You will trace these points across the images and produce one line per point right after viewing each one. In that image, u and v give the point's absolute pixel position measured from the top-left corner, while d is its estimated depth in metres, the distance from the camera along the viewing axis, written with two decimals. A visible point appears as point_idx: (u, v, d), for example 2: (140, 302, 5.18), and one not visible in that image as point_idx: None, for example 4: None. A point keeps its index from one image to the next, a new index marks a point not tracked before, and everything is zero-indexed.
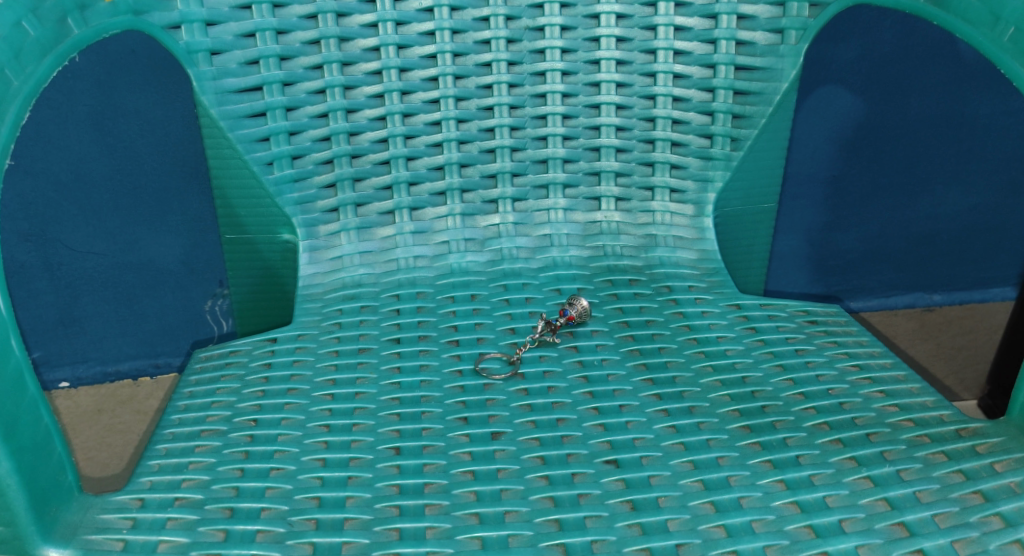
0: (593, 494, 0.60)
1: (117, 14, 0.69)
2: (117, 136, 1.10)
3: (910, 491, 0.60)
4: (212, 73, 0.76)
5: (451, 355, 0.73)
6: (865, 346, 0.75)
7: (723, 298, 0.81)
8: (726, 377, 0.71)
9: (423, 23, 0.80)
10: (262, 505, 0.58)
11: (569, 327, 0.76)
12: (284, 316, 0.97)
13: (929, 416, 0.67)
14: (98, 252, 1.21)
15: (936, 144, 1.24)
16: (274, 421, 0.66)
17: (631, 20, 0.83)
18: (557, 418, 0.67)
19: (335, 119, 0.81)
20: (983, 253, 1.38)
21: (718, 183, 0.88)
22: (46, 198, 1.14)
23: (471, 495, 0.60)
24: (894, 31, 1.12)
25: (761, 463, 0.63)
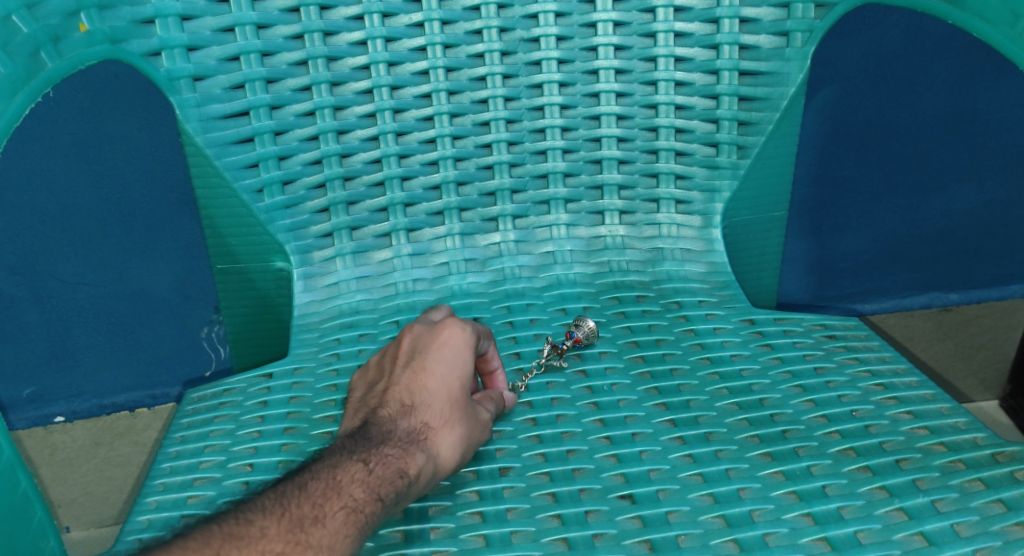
0: (608, 534, 0.58)
1: (93, 44, 0.66)
2: (104, 164, 1.04)
3: (948, 524, 0.57)
4: (197, 99, 0.73)
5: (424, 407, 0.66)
6: (888, 363, 0.72)
7: (736, 313, 0.78)
8: (743, 400, 0.68)
9: (413, 39, 0.77)
10: None
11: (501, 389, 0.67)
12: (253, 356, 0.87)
13: (961, 439, 0.63)
14: (90, 282, 1.15)
15: (947, 140, 1.16)
16: (270, 465, 0.63)
17: (629, 28, 0.79)
18: (568, 449, 0.64)
19: (326, 141, 0.78)
20: (1002, 248, 1.28)
21: (726, 193, 0.85)
22: (32, 230, 1.08)
23: (480, 539, 0.58)
24: (901, 27, 1.04)
25: (785, 495, 0.60)
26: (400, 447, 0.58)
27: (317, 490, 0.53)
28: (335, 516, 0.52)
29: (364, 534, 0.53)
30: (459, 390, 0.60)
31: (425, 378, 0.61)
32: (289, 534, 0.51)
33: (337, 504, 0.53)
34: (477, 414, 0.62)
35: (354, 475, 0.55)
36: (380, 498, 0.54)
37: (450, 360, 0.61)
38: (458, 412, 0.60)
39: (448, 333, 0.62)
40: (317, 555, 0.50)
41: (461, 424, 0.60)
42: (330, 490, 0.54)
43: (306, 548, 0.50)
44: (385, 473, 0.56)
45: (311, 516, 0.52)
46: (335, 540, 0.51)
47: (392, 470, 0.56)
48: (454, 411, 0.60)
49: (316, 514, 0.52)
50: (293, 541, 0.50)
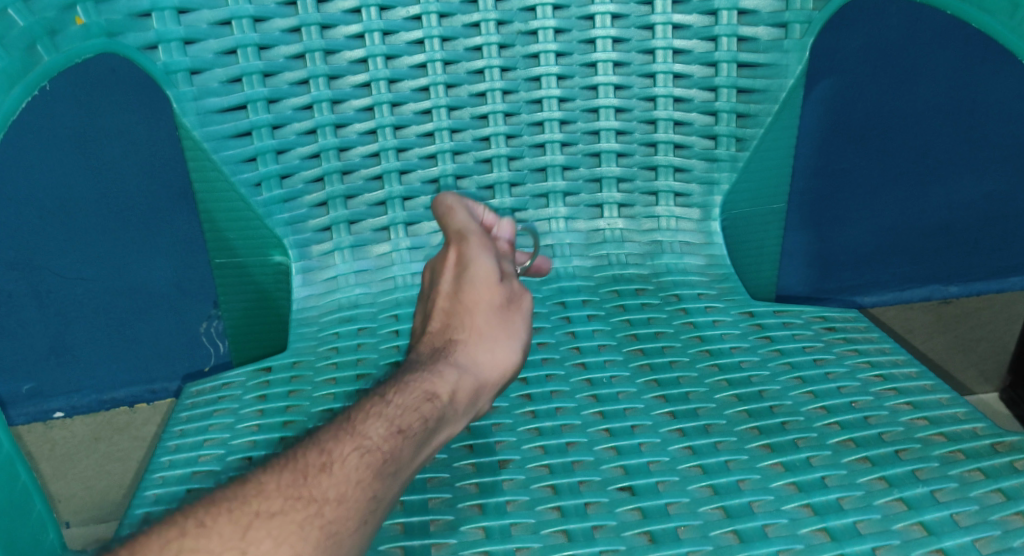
0: (608, 526, 0.58)
1: (90, 37, 0.66)
2: (102, 158, 1.04)
3: (947, 514, 0.57)
4: (194, 93, 0.73)
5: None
6: (887, 354, 0.72)
7: (735, 306, 0.78)
8: (742, 391, 0.68)
9: (411, 32, 0.77)
10: None
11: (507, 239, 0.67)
12: (256, 351, 0.87)
13: (961, 429, 0.63)
14: (90, 278, 1.15)
15: (947, 132, 1.15)
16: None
17: (627, 20, 0.79)
18: (567, 442, 0.64)
19: (323, 135, 0.78)
20: (1001, 241, 1.28)
21: (724, 185, 0.85)
22: (30, 226, 1.08)
23: (479, 531, 0.58)
24: (901, 17, 1.03)
25: (785, 486, 0.60)
26: (421, 375, 0.57)
27: (325, 439, 0.52)
28: (347, 462, 0.50)
29: (384, 470, 0.51)
30: (480, 300, 0.61)
31: (442, 301, 0.62)
32: (291, 487, 0.49)
33: (349, 446, 0.51)
34: (505, 318, 0.62)
35: (369, 415, 0.53)
36: (399, 432, 0.53)
37: (459, 278, 0.62)
38: (484, 321, 0.61)
39: (460, 234, 0.64)
40: (323, 503, 0.48)
41: (489, 331, 0.61)
42: (342, 433, 0.52)
43: (309, 502, 0.48)
44: (403, 405, 0.54)
45: (318, 465, 0.50)
46: (343, 487, 0.49)
47: (412, 400, 0.55)
48: (477, 321, 0.61)
49: (326, 460, 0.50)
50: (296, 494, 0.48)
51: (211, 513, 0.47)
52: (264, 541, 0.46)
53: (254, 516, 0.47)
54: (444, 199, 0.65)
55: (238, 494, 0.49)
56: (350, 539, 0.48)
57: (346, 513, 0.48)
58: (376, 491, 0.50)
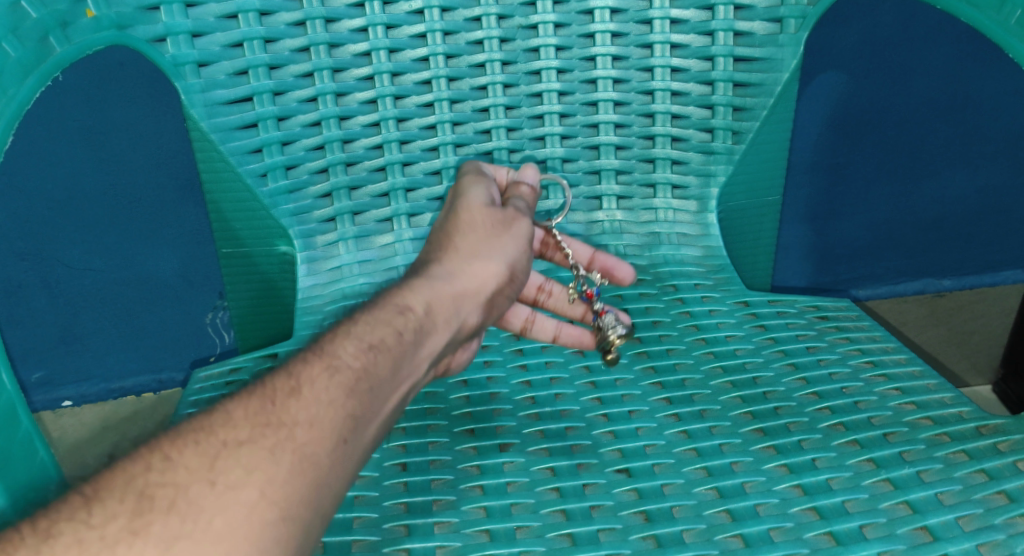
0: (605, 506, 0.60)
1: (101, 29, 0.68)
2: (110, 150, 1.05)
3: (932, 494, 0.59)
4: (201, 85, 0.75)
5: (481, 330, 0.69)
6: (878, 342, 0.74)
7: (731, 296, 0.80)
8: (737, 378, 0.70)
9: (413, 26, 0.78)
10: None
11: (532, 188, 0.73)
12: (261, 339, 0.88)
13: (947, 413, 0.65)
14: (97, 269, 1.16)
15: (941, 127, 1.17)
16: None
17: (625, 14, 0.80)
18: (566, 426, 0.66)
19: (328, 127, 0.80)
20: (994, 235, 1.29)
21: (721, 177, 0.86)
22: (40, 216, 1.09)
23: (480, 511, 0.59)
24: (894, 14, 1.05)
25: (777, 467, 0.62)
26: (401, 292, 0.58)
27: (293, 366, 0.51)
28: (316, 385, 0.49)
29: (359, 389, 0.50)
30: (469, 219, 0.65)
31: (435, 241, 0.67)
32: (259, 415, 0.47)
33: (318, 367, 0.51)
34: (494, 237, 0.64)
35: (338, 339, 0.53)
36: (375, 349, 0.53)
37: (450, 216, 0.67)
38: (466, 241, 0.64)
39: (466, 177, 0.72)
40: (293, 427, 0.47)
41: (472, 248, 0.63)
42: (309, 357, 0.51)
43: (279, 426, 0.47)
44: (379, 323, 0.55)
45: (287, 389, 0.49)
46: (313, 410, 0.48)
47: (388, 316, 0.55)
48: (458, 241, 0.64)
49: (295, 385, 0.49)
50: (264, 420, 0.47)
51: (176, 447, 0.46)
52: (234, 470, 0.44)
53: (222, 446, 0.46)
54: (464, 164, 0.74)
55: (203, 426, 0.47)
56: (329, 461, 0.47)
57: (322, 436, 0.47)
58: (353, 411, 0.49)
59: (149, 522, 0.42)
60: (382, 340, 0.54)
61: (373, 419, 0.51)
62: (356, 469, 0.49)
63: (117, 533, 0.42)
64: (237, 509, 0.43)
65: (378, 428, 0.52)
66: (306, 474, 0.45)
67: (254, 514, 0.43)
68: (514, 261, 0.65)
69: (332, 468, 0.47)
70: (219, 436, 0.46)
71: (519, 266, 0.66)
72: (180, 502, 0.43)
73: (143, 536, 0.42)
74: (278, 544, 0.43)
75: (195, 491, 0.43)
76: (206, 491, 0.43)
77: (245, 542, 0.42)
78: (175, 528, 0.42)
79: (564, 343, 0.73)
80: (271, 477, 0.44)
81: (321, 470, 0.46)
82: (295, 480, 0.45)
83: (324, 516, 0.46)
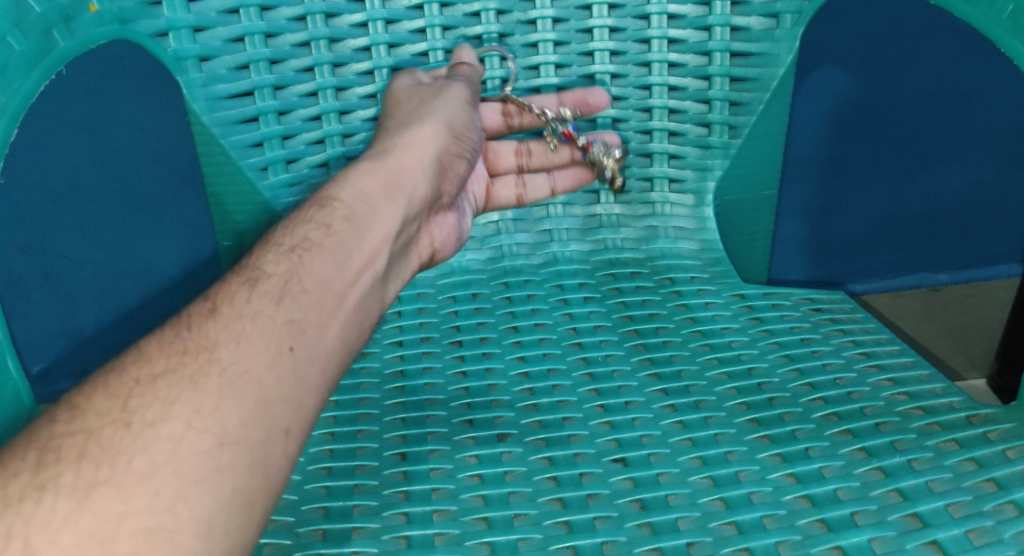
0: (601, 495, 0.60)
1: (104, 23, 0.68)
2: (110, 143, 1.03)
3: (923, 481, 0.60)
4: (203, 79, 0.75)
5: (467, 222, 0.82)
6: (871, 334, 0.75)
7: (727, 289, 0.81)
8: (732, 369, 0.71)
9: (413, 20, 0.79)
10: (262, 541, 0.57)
11: (477, 63, 0.78)
12: None
13: (938, 403, 0.66)
14: (97, 262, 1.14)
15: (937, 122, 1.12)
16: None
17: (624, 10, 0.81)
18: (563, 417, 0.67)
19: (328, 121, 0.81)
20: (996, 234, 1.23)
21: (717, 172, 0.87)
22: (41, 209, 1.07)
23: (478, 499, 0.60)
24: (888, 8, 1.03)
25: (770, 457, 0.63)
26: (328, 190, 0.66)
27: (210, 293, 0.57)
28: (233, 304, 0.56)
29: (286, 289, 0.57)
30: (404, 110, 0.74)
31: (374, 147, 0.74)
32: (175, 347, 0.53)
33: (239, 284, 0.57)
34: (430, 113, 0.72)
35: (260, 254, 0.60)
36: (300, 247, 0.60)
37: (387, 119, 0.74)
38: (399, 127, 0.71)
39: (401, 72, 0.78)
40: (212, 350, 0.53)
41: (407, 130, 0.71)
42: (231, 278, 0.58)
43: (199, 351, 0.52)
44: (306, 223, 0.62)
45: (206, 312, 0.56)
46: (232, 327, 0.54)
47: (315, 216, 0.63)
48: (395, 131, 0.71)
49: (211, 307, 0.56)
50: (181, 348, 0.53)
51: (84, 396, 0.50)
52: (154, 404, 0.49)
53: (135, 384, 0.51)
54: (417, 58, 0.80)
55: (117, 367, 0.52)
56: (269, 366, 0.53)
57: (251, 348, 0.53)
58: (291, 314, 0.56)
59: (58, 473, 0.46)
60: (308, 238, 0.61)
61: (318, 312, 0.57)
62: (311, 370, 0.55)
63: (23, 491, 0.45)
64: (159, 443, 0.48)
65: (335, 320, 0.58)
66: (235, 393, 0.51)
67: (179, 445, 0.48)
68: (449, 118, 0.72)
69: (273, 368, 0.53)
70: (132, 373, 0.51)
71: (460, 121, 0.73)
72: (92, 447, 0.47)
73: (52, 487, 0.45)
74: (213, 466, 0.48)
75: (109, 432, 0.48)
76: (122, 432, 0.48)
77: (173, 473, 0.47)
78: (89, 473, 0.46)
79: (564, 188, 0.87)
80: (196, 403, 0.50)
81: (257, 383, 0.52)
82: (224, 401, 0.50)
83: (265, 421, 0.51)
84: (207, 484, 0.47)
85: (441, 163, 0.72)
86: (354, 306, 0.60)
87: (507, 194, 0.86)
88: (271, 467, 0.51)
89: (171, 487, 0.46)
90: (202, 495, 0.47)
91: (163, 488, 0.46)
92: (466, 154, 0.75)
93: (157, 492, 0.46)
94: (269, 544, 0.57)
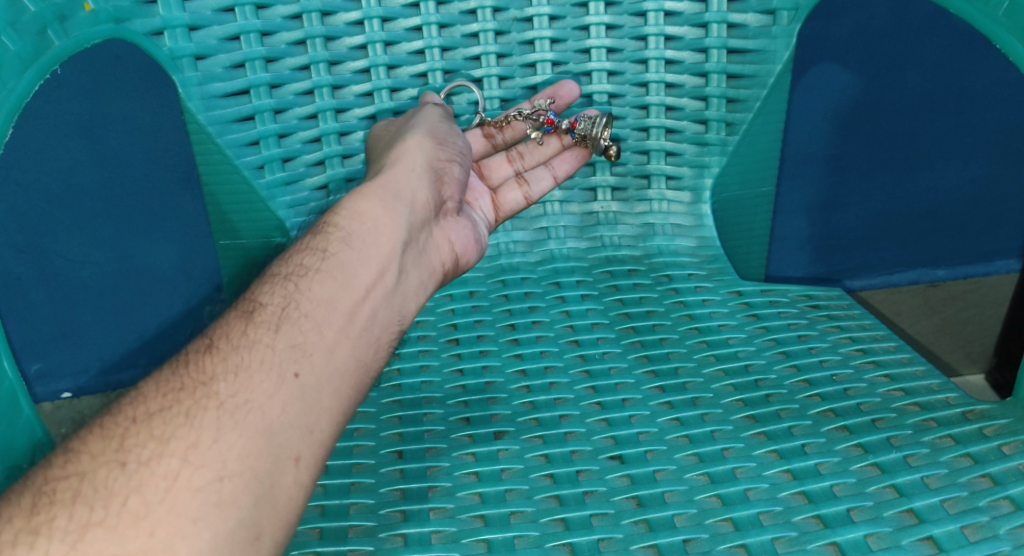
0: (598, 492, 0.61)
1: (99, 23, 0.68)
2: (107, 144, 1.01)
3: (918, 477, 0.60)
4: (198, 78, 0.75)
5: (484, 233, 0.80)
6: (868, 330, 0.75)
7: (724, 286, 0.81)
8: (729, 366, 0.71)
9: (409, 18, 0.79)
10: None
11: (446, 104, 0.80)
12: None
13: (934, 399, 0.66)
14: (95, 262, 1.12)
15: (936, 119, 1.12)
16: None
17: (620, 6, 0.81)
18: (560, 414, 0.67)
19: (325, 120, 0.81)
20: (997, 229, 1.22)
21: (714, 169, 0.87)
22: (38, 210, 1.05)
23: (475, 497, 0.60)
24: (887, 5, 1.02)
25: (767, 453, 0.63)
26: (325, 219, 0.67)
27: (211, 331, 0.58)
28: (231, 339, 0.56)
29: (285, 316, 0.58)
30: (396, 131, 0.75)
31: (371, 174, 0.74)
32: (171, 385, 0.53)
33: (239, 319, 0.58)
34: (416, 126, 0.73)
35: (260, 288, 0.61)
36: (296, 274, 0.61)
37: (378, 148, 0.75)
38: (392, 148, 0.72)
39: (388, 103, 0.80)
40: (210, 385, 0.53)
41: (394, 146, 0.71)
42: (232, 314, 0.59)
43: (195, 385, 0.53)
44: (304, 253, 0.63)
45: (204, 348, 0.56)
46: (229, 360, 0.55)
47: (312, 244, 0.64)
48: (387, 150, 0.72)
49: (208, 343, 0.57)
50: (177, 386, 0.53)
51: (79, 441, 0.51)
52: (148, 441, 0.50)
53: (131, 424, 0.51)
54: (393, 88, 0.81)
55: (115, 410, 0.53)
56: (271, 391, 0.53)
57: (251, 378, 0.53)
58: (291, 339, 0.56)
59: (50, 518, 0.46)
60: (305, 266, 0.62)
61: (323, 335, 0.58)
62: (319, 393, 0.55)
63: (17, 536, 0.46)
64: (154, 480, 0.48)
65: (343, 339, 0.58)
66: (234, 422, 0.51)
67: (175, 481, 0.48)
68: (431, 127, 0.72)
69: (276, 396, 0.53)
70: (128, 414, 0.52)
71: (441, 129, 0.73)
72: (85, 490, 0.48)
73: (45, 531, 0.46)
74: (213, 500, 0.48)
75: (103, 474, 0.48)
76: (116, 472, 0.48)
77: (168, 510, 0.47)
78: (82, 515, 0.46)
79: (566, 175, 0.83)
80: (192, 438, 0.50)
81: (257, 411, 0.52)
82: (224, 432, 0.50)
83: (268, 447, 0.51)
84: (207, 520, 0.47)
85: (436, 167, 0.72)
86: (365, 323, 0.60)
87: (514, 197, 0.83)
88: (278, 498, 0.50)
89: (167, 524, 0.46)
90: (202, 532, 0.47)
91: (158, 527, 0.46)
92: (457, 156, 0.74)
93: (153, 531, 0.46)
94: None
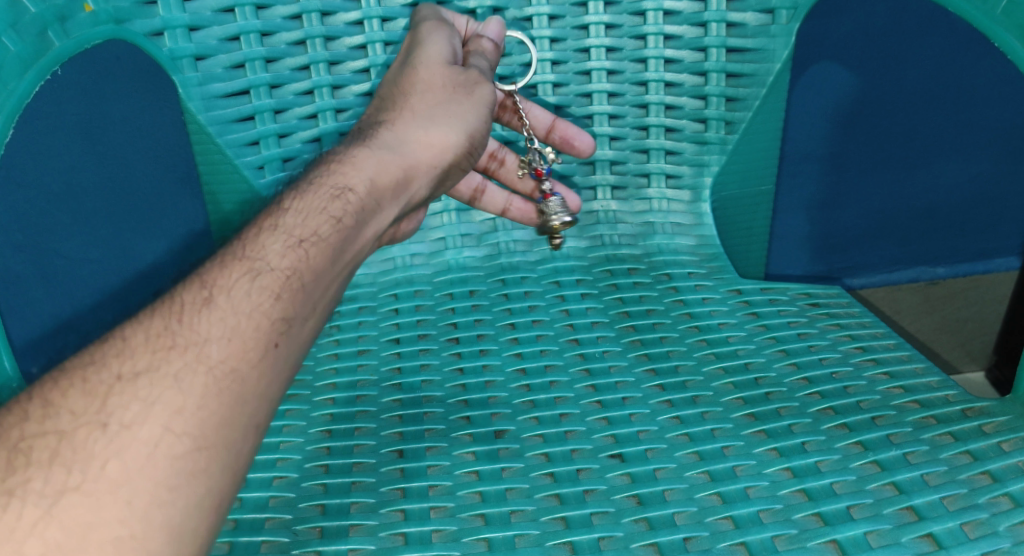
0: (598, 490, 0.61)
1: (99, 23, 0.69)
2: (108, 144, 0.97)
3: (917, 475, 0.60)
4: (198, 78, 0.76)
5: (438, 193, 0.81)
6: (868, 328, 0.75)
7: (723, 284, 0.81)
8: (729, 364, 0.71)
9: (410, 18, 0.78)
10: (261, 538, 0.58)
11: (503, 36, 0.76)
12: None
13: (934, 397, 0.67)
14: (95, 261, 1.04)
15: (938, 113, 1.12)
16: (272, 444, 0.66)
17: (620, 6, 0.81)
18: (560, 413, 0.67)
19: (324, 119, 0.80)
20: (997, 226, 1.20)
21: (714, 167, 0.87)
22: (39, 209, 0.93)
23: (476, 496, 0.61)
24: (887, 5, 1.03)
25: (767, 451, 0.63)
26: (335, 175, 0.63)
27: (206, 279, 0.55)
28: (229, 294, 0.53)
29: (287, 284, 0.55)
30: (425, 81, 0.69)
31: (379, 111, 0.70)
32: (161, 339, 0.51)
33: (239, 272, 0.55)
34: (453, 100, 0.68)
35: (262, 240, 0.58)
36: (305, 239, 0.58)
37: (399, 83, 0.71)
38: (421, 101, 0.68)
39: (420, 22, 0.74)
40: (202, 346, 0.51)
41: (431, 107, 0.68)
42: (230, 261, 0.56)
43: (184, 346, 0.50)
44: (311, 212, 0.60)
45: (199, 301, 0.53)
46: (224, 322, 0.52)
47: (321, 203, 0.60)
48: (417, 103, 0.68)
49: (206, 296, 0.53)
50: (168, 343, 0.51)
51: (59, 393, 0.49)
52: (132, 404, 0.48)
53: (115, 381, 0.49)
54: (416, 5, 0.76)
55: (98, 357, 0.51)
56: (258, 364, 0.51)
57: (241, 344, 0.51)
58: (284, 311, 0.54)
59: (27, 479, 0.45)
60: (312, 230, 0.59)
61: (307, 311, 0.56)
62: (290, 367, 0.54)
63: None
64: (134, 446, 0.46)
65: (313, 314, 0.57)
66: (220, 391, 0.49)
67: (155, 450, 0.46)
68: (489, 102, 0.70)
69: (259, 368, 0.51)
70: (114, 368, 0.49)
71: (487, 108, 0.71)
72: (64, 450, 0.46)
73: (21, 493, 0.45)
74: (188, 471, 0.46)
75: (83, 433, 0.47)
76: (98, 434, 0.47)
77: (146, 480, 0.46)
78: (60, 479, 0.45)
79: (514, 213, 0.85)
80: (176, 403, 0.48)
81: (242, 383, 0.50)
82: (208, 400, 0.49)
83: (247, 422, 0.50)
84: (181, 488, 0.46)
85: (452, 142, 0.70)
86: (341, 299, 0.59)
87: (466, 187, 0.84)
88: (237, 463, 0.49)
89: (144, 494, 0.45)
90: (176, 500, 0.46)
91: (136, 496, 0.45)
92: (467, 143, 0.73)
93: (130, 500, 0.45)
94: (268, 542, 0.58)
